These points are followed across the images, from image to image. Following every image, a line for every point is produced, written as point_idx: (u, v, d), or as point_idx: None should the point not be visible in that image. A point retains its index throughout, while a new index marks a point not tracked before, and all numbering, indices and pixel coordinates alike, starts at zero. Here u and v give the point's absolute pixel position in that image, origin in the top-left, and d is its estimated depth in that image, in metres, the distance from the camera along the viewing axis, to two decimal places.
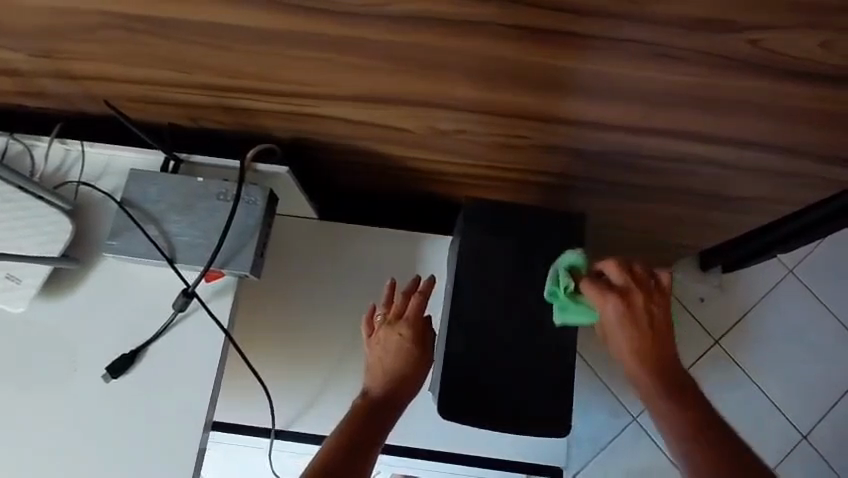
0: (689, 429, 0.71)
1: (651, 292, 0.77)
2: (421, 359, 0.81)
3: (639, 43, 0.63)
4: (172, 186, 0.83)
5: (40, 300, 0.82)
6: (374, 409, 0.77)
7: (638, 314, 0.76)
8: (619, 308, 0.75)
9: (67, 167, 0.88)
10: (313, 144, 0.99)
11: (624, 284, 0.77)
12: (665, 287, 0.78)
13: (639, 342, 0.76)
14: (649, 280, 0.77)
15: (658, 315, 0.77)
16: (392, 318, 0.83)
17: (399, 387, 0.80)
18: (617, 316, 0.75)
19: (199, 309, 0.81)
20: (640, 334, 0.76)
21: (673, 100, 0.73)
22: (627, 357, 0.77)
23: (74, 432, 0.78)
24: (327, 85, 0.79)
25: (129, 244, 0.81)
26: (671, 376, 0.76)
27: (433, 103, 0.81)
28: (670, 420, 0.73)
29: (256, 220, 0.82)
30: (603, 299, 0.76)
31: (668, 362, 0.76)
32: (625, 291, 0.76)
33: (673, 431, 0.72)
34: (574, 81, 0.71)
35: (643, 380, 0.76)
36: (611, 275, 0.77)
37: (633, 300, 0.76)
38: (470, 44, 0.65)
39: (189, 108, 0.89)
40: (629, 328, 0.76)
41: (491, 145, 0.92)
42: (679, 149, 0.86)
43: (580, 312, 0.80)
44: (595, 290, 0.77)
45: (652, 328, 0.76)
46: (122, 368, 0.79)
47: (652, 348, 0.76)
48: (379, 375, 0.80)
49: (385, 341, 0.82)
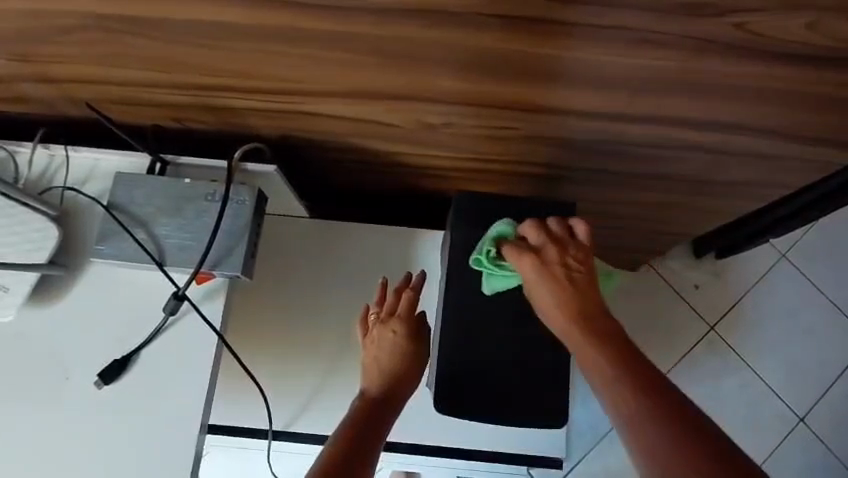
0: (621, 378, 0.61)
1: (568, 246, 0.74)
2: (416, 356, 0.81)
3: (622, 30, 0.62)
4: (158, 189, 0.82)
5: (28, 308, 0.80)
6: (375, 408, 0.76)
7: (555, 268, 0.72)
8: (534, 265, 0.74)
9: (52, 172, 0.87)
10: (301, 142, 0.98)
11: (540, 242, 0.76)
12: (585, 246, 0.75)
13: (564, 294, 0.70)
14: (568, 235, 0.76)
15: (579, 271, 0.72)
16: (385, 316, 0.83)
17: (396, 385, 0.79)
18: (533, 272, 0.73)
19: (191, 312, 0.80)
20: (560, 286, 0.71)
21: (659, 87, 0.73)
22: (551, 315, 0.71)
23: (69, 440, 0.77)
24: (311, 81, 0.78)
25: (116, 249, 0.79)
26: (606, 331, 0.67)
27: (419, 96, 0.80)
28: (593, 363, 0.64)
29: (245, 220, 0.81)
30: (519, 257, 0.76)
31: (593, 314, 0.69)
32: (539, 249, 0.75)
33: (603, 379, 0.62)
34: (559, 70, 0.71)
35: (570, 335, 0.68)
36: (530, 235, 0.77)
37: (547, 254, 0.74)
38: (455, 35, 0.65)
39: (173, 109, 0.88)
40: (549, 282, 0.72)
41: (480, 138, 0.92)
42: (668, 135, 0.86)
43: (504, 277, 0.82)
44: (513, 253, 0.76)
45: (572, 282, 0.71)
46: (114, 374, 0.78)
47: (573, 299, 0.70)
48: (376, 375, 0.79)
49: (379, 339, 0.81)
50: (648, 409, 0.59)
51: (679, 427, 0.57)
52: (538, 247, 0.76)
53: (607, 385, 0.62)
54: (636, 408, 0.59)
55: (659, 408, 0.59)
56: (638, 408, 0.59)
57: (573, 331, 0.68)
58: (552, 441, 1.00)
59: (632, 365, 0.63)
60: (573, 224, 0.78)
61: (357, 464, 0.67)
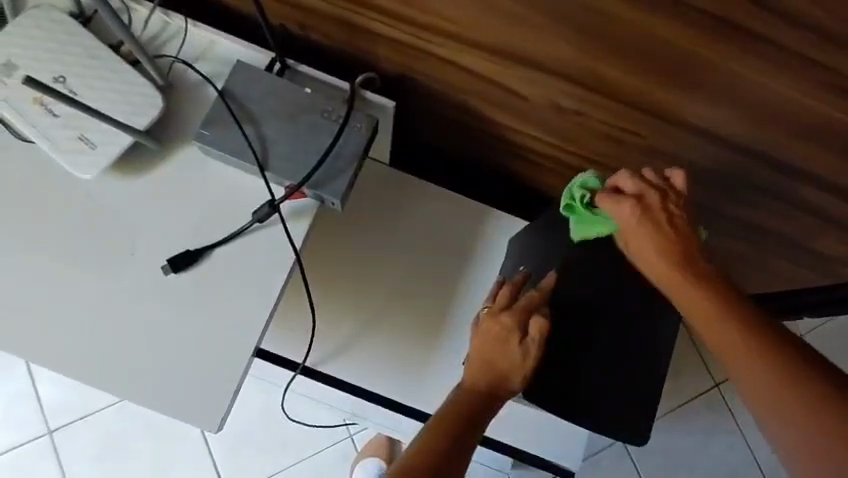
0: (737, 338, 0.58)
1: (666, 191, 0.67)
2: (523, 356, 0.70)
3: (824, 68, 0.61)
4: (277, 91, 0.78)
5: (111, 173, 0.76)
6: (473, 404, 0.69)
7: (656, 213, 0.65)
8: (636, 211, 0.65)
9: (164, 40, 0.81)
10: (414, 86, 0.93)
11: (638, 189, 0.67)
12: (682, 194, 0.68)
13: (666, 245, 0.64)
14: (660, 180, 0.68)
15: (682, 219, 0.66)
16: (496, 308, 0.73)
17: (500, 384, 0.71)
18: (635, 220, 0.65)
19: (277, 224, 0.77)
20: (665, 235, 0.64)
21: (818, 136, 0.71)
22: (649, 265, 0.65)
23: (125, 315, 0.73)
24: (470, 27, 0.74)
25: (221, 138, 0.75)
26: (707, 284, 0.62)
27: (570, 76, 0.76)
28: (716, 320, 0.59)
29: (357, 149, 0.77)
30: (616, 203, 0.66)
31: (698, 265, 0.63)
32: (640, 195, 0.66)
33: (719, 342, 0.59)
34: (731, 92, 0.68)
35: (677, 288, 0.62)
36: (622, 182, 0.68)
37: (650, 199, 0.66)
38: (656, 21, 0.62)
39: (307, 13, 0.83)
40: (650, 230, 0.64)
41: (600, 137, 0.88)
42: (788, 187, 0.84)
43: (596, 222, 0.72)
44: (609, 200, 0.66)
45: (675, 231, 0.64)
46: (185, 264, 0.74)
47: (679, 247, 0.64)
48: (478, 369, 0.71)
49: (486, 331, 0.72)
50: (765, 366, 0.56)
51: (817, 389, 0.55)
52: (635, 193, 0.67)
53: (725, 341, 0.58)
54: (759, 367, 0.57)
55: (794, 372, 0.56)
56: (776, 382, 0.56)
57: (677, 278, 0.63)
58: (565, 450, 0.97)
59: (745, 323, 0.59)
60: (669, 174, 0.69)
61: (444, 469, 0.62)
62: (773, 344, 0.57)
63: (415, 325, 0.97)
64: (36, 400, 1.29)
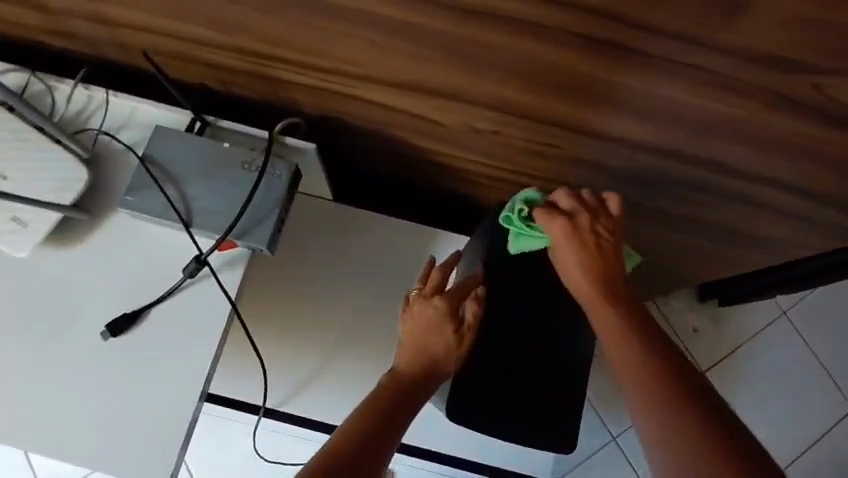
0: (637, 353, 0.67)
1: (597, 215, 0.75)
2: (455, 338, 0.74)
3: (699, 70, 0.62)
4: (197, 148, 0.81)
5: (45, 248, 0.79)
6: (403, 389, 0.70)
7: (587, 236, 0.74)
8: (566, 227, 0.73)
9: (88, 113, 0.85)
10: (338, 123, 0.96)
11: (572, 207, 0.74)
12: (615, 219, 0.76)
13: (583, 263, 0.74)
14: (596, 204, 0.76)
15: (607, 242, 0.74)
16: (428, 291, 0.76)
17: (432, 369, 0.73)
18: (565, 235, 0.74)
19: (208, 277, 0.79)
20: (589, 253, 0.73)
21: (718, 131, 0.72)
22: (574, 278, 0.74)
23: (69, 383, 0.76)
24: (368, 66, 0.76)
25: (144, 203, 0.79)
26: (614, 300, 0.72)
27: (472, 99, 0.78)
28: (616, 340, 0.69)
29: (279, 195, 0.80)
30: (551, 218, 0.74)
31: (613, 286, 0.73)
32: (572, 213, 0.74)
33: (611, 343, 0.69)
34: (621, 98, 0.70)
35: (594, 302, 0.72)
36: (560, 200, 0.76)
37: (580, 219, 0.74)
38: (528, 44, 0.64)
39: (220, 70, 0.86)
40: (575, 247, 0.73)
41: (523, 151, 0.90)
42: (710, 180, 0.85)
43: (531, 241, 0.78)
44: (543, 215, 0.75)
45: (600, 252, 0.73)
46: (124, 327, 0.76)
47: (600, 272, 0.73)
48: (410, 352, 0.73)
49: (420, 313, 0.75)
50: (652, 373, 0.65)
51: (687, 400, 0.62)
52: (569, 213, 0.74)
53: (622, 347, 0.68)
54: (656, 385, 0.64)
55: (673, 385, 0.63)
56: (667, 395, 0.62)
57: (592, 295, 0.73)
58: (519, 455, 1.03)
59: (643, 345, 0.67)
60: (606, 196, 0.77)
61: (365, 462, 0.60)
62: (665, 364, 0.65)
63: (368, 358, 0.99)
64: (29, 468, 1.32)
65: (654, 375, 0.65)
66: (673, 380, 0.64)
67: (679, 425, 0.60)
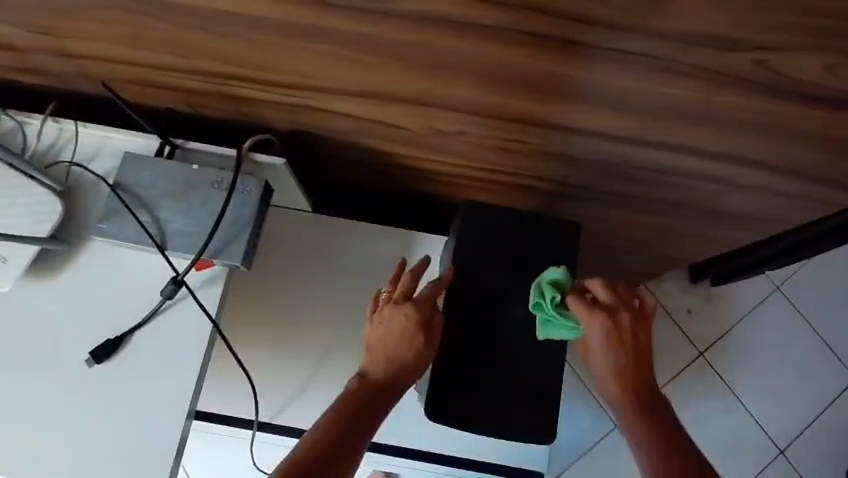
0: (653, 446, 0.72)
1: (636, 313, 0.76)
2: (425, 344, 0.76)
3: (642, 56, 0.63)
4: (166, 173, 0.83)
5: (25, 281, 0.81)
6: (369, 393, 0.74)
7: (624, 334, 0.75)
8: (606, 325, 0.74)
9: (59, 146, 0.86)
10: (308, 136, 0.97)
11: (611, 302, 0.76)
12: (650, 316, 0.78)
13: (628, 363, 0.76)
14: (633, 300, 0.77)
15: (642, 339, 0.76)
16: (398, 297, 0.77)
17: (401, 374, 0.75)
18: (603, 333, 0.74)
19: (187, 297, 0.80)
20: (626, 351, 0.75)
21: (673, 114, 0.73)
22: (611, 374, 0.76)
23: (57, 412, 0.77)
24: (327, 77, 0.78)
25: (119, 229, 0.80)
26: (641, 390, 0.76)
27: (432, 102, 0.80)
28: (639, 431, 0.74)
29: (250, 211, 0.81)
30: (590, 313, 0.74)
31: (642, 380, 0.76)
32: (611, 309, 0.75)
33: (636, 433, 0.74)
34: (574, 89, 0.71)
35: (622, 399, 0.75)
36: (598, 293, 0.76)
37: (620, 320, 0.75)
38: (475, 45, 0.65)
39: (187, 93, 0.88)
40: (613, 349, 0.75)
41: (490, 148, 0.91)
42: (675, 162, 0.86)
43: (565, 330, 0.77)
44: (583, 307, 0.75)
45: (636, 347, 0.76)
46: (107, 353, 0.78)
47: (630, 372, 0.76)
48: (380, 357, 0.75)
49: (389, 319, 0.76)
50: (670, 470, 0.69)
51: None
52: (607, 305, 0.76)
53: (640, 437, 0.73)
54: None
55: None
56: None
57: (621, 391, 0.76)
58: (512, 454, 0.98)
59: (661, 437, 0.73)
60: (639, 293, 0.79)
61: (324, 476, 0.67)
62: (683, 458, 0.70)
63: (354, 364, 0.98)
64: None
65: (673, 470, 0.69)
66: (691, 471, 0.69)
67: None
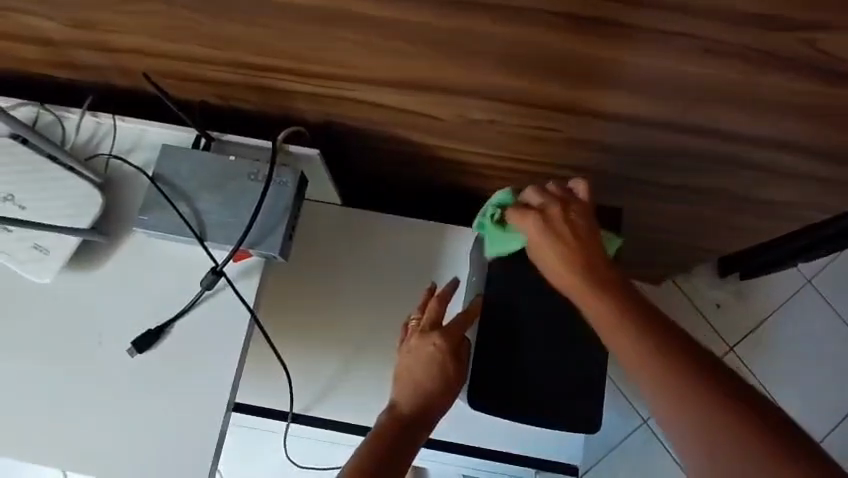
0: (648, 353, 0.55)
1: (569, 203, 0.69)
2: (456, 374, 0.74)
3: (687, 38, 0.61)
4: (204, 165, 0.83)
5: (67, 272, 0.82)
6: (402, 427, 0.70)
7: (558, 226, 0.67)
8: (539, 224, 0.68)
9: (97, 140, 0.87)
10: (339, 128, 0.97)
11: (541, 202, 0.70)
12: (587, 205, 0.70)
13: (567, 253, 0.65)
14: (565, 192, 0.71)
15: (584, 225, 0.67)
16: (426, 327, 0.76)
17: (431, 404, 0.73)
18: (538, 233, 0.68)
19: (226, 288, 0.81)
20: (565, 243, 0.66)
21: (715, 98, 0.71)
22: (552, 271, 0.67)
23: (98, 402, 0.78)
24: (361, 66, 0.77)
25: (158, 220, 0.81)
26: (603, 278, 0.63)
27: (467, 90, 0.79)
28: (632, 341, 0.57)
29: (286, 201, 0.82)
30: (523, 218, 0.70)
31: (603, 271, 0.64)
32: (542, 208, 0.69)
33: (622, 342, 0.57)
34: (613, 75, 0.70)
35: (579, 291, 0.63)
36: (532, 199, 0.71)
37: (551, 213, 0.68)
38: (513, 29, 0.64)
39: (219, 86, 0.88)
40: (554, 243, 0.67)
41: (522, 137, 0.90)
42: (714, 149, 0.84)
43: (512, 241, 0.76)
44: (517, 214, 0.70)
45: (578, 239, 0.66)
46: (148, 343, 0.79)
47: (584, 261, 0.65)
48: (408, 388, 0.73)
49: (417, 349, 0.75)
50: (673, 373, 0.53)
51: (724, 405, 0.51)
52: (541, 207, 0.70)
53: (632, 349, 0.56)
54: (680, 392, 0.52)
55: (708, 392, 0.52)
56: (693, 394, 0.52)
57: (575, 283, 0.64)
58: (550, 444, 0.98)
59: (657, 339, 0.56)
60: (572, 185, 0.72)
61: None
62: (694, 369, 0.53)
63: (386, 358, 0.98)
64: None
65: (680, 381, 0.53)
66: (708, 382, 0.53)
67: (709, 428, 0.51)
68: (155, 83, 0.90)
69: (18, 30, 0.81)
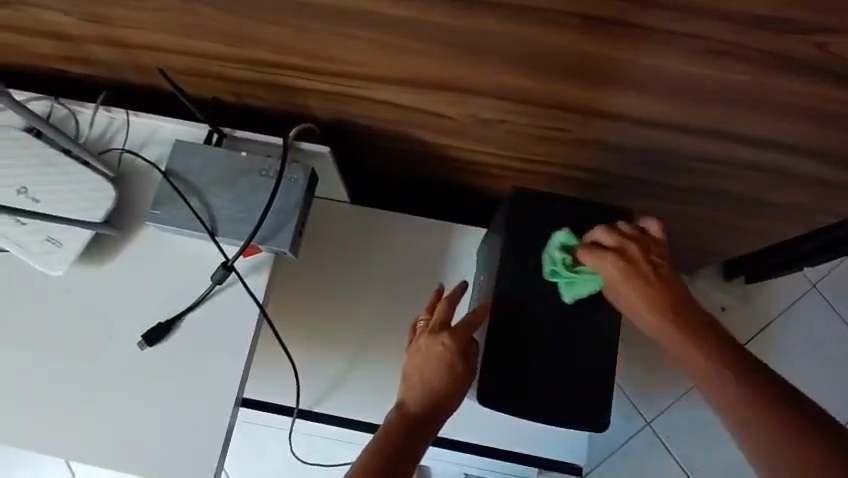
0: (729, 391, 0.61)
1: (648, 243, 0.72)
2: (465, 375, 0.73)
3: (699, 40, 0.62)
4: (216, 161, 0.84)
5: (80, 265, 0.83)
6: (408, 426, 0.70)
7: (634, 263, 0.70)
8: (619, 264, 0.70)
9: (110, 134, 0.88)
10: (349, 126, 0.98)
11: (614, 242, 0.72)
12: (662, 242, 0.73)
13: (639, 291, 0.68)
14: (640, 232, 0.73)
15: (664, 265, 0.70)
16: (434, 326, 0.76)
17: (439, 404, 0.72)
18: (618, 271, 0.70)
19: (237, 283, 0.81)
20: (651, 282, 0.69)
21: (724, 101, 0.72)
22: (639, 311, 0.70)
23: (108, 393, 0.78)
24: (373, 65, 0.78)
25: (170, 215, 0.82)
26: (718, 320, 0.68)
27: (477, 90, 0.80)
28: (723, 382, 0.62)
29: (297, 198, 0.82)
30: (599, 259, 0.72)
31: (697, 311, 0.68)
32: (619, 248, 0.72)
33: (711, 382, 0.62)
34: (624, 76, 0.71)
35: (662, 330, 0.67)
36: (602, 238, 0.73)
37: (630, 253, 0.71)
38: (526, 30, 0.65)
39: (232, 82, 0.89)
40: (631, 281, 0.69)
41: (531, 137, 0.91)
42: (722, 151, 0.85)
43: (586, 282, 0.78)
44: (591, 256, 0.73)
45: (660, 278, 0.69)
46: (158, 337, 0.79)
47: (676, 302, 0.68)
48: (416, 388, 0.73)
49: (426, 349, 0.75)
50: (763, 415, 0.59)
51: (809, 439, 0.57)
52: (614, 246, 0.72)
53: (723, 391, 0.61)
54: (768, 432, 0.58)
55: (795, 429, 0.58)
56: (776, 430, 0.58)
57: (660, 321, 0.67)
58: (559, 443, 0.98)
59: (745, 379, 0.61)
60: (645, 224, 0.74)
61: None
62: (779, 408, 0.59)
63: (392, 355, 0.99)
64: None
65: (771, 420, 0.59)
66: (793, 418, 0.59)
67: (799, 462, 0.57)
68: (167, 79, 0.90)
69: (35, 25, 0.82)
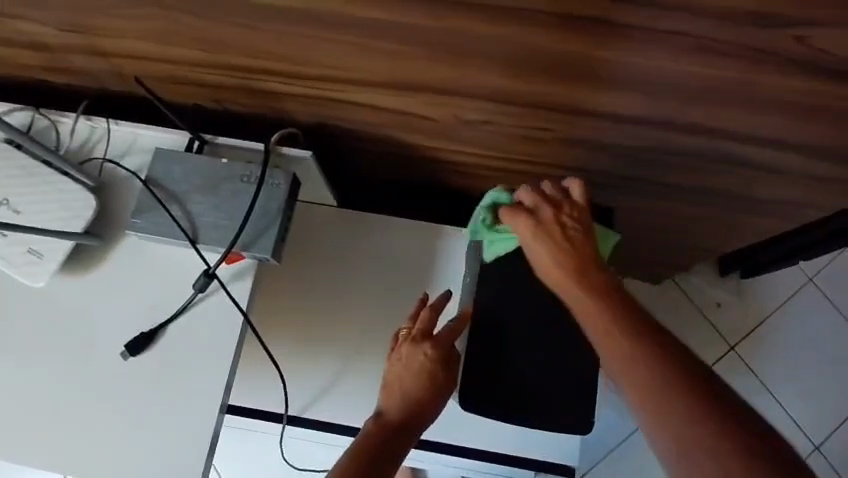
0: (642, 359, 0.60)
1: (562, 205, 0.74)
2: (445, 383, 0.74)
3: (678, 36, 0.61)
4: (196, 168, 0.83)
5: (62, 275, 0.82)
6: (387, 436, 0.69)
7: (549, 224, 0.73)
8: (528, 223, 0.73)
9: (91, 143, 0.88)
10: (333, 129, 0.98)
11: (533, 201, 0.75)
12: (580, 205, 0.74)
13: (560, 255, 0.70)
14: (558, 194, 0.75)
15: (574, 228, 0.72)
16: (417, 334, 0.75)
17: (419, 412, 0.72)
18: (528, 229, 0.73)
19: (219, 290, 0.81)
20: (556, 244, 0.71)
21: (707, 97, 0.71)
22: (546, 270, 0.72)
23: (92, 404, 0.78)
24: (353, 68, 0.77)
25: (152, 223, 0.81)
26: (597, 281, 0.68)
27: (459, 91, 0.79)
28: (610, 342, 0.62)
29: (279, 203, 0.81)
30: (511, 216, 0.75)
31: (591, 274, 0.69)
32: (534, 207, 0.74)
33: (620, 348, 0.61)
34: (605, 74, 0.70)
35: (572, 293, 0.68)
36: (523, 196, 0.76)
37: (541, 213, 0.73)
38: (503, 29, 0.64)
39: (213, 89, 0.89)
40: (548, 243, 0.71)
41: (515, 137, 0.90)
42: (708, 147, 0.84)
43: (503, 240, 0.80)
44: (507, 212, 0.75)
45: (569, 240, 0.71)
46: (140, 347, 0.79)
47: (574, 266, 0.70)
48: (396, 397, 0.72)
49: (407, 358, 0.74)
50: (645, 378, 0.58)
51: (693, 408, 0.56)
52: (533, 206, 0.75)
53: (614, 352, 0.61)
54: (663, 401, 0.57)
55: (684, 396, 0.57)
56: (672, 393, 0.57)
57: (570, 285, 0.69)
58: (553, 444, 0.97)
59: (620, 346, 0.61)
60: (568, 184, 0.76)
61: None
62: (661, 374, 0.58)
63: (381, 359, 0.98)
64: None
65: (656, 385, 0.58)
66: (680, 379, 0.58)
67: (689, 428, 0.55)
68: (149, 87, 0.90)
69: (14, 36, 0.82)
